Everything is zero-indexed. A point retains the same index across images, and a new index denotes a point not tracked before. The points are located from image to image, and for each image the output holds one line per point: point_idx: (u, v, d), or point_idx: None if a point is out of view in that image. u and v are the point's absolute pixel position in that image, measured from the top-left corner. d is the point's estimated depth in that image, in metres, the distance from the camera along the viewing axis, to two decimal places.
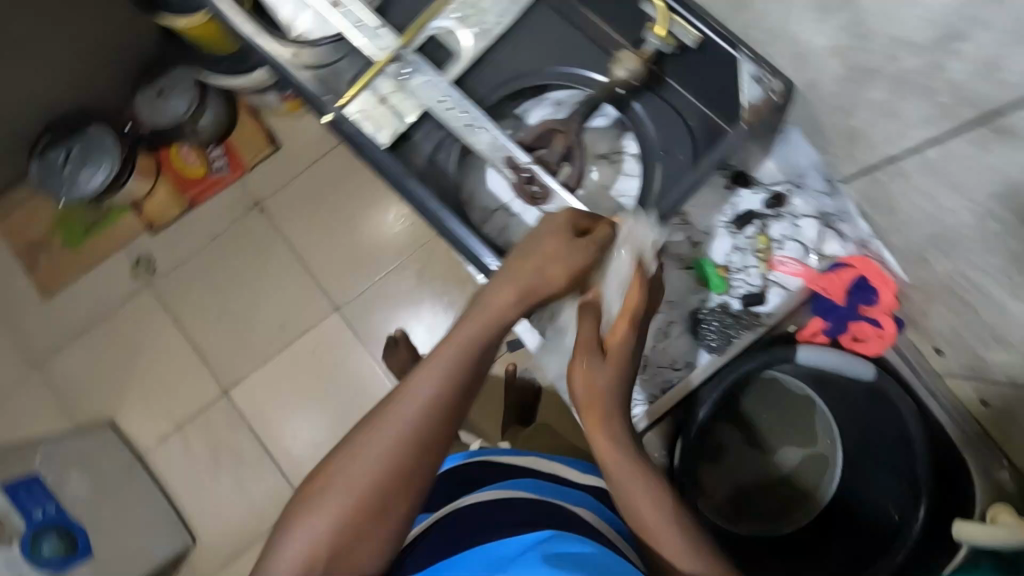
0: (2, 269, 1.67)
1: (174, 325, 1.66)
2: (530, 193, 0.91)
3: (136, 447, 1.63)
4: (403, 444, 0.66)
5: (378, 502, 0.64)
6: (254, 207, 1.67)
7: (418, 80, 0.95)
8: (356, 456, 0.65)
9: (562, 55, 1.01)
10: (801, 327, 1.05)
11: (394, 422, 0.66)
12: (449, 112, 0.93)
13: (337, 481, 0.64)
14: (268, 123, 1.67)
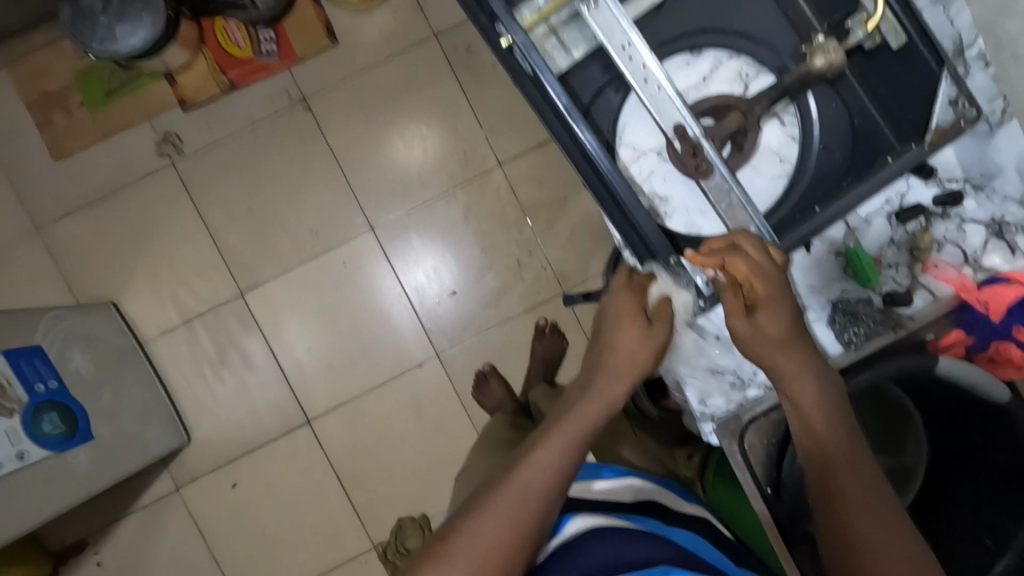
0: (9, 115, 1.51)
1: (195, 212, 1.55)
2: (692, 165, 0.80)
3: (138, 332, 1.55)
4: (552, 486, 0.70)
5: (503, 564, 0.64)
6: (299, 103, 1.54)
7: (604, 19, 0.78)
8: (509, 488, 0.68)
9: (737, 17, 0.86)
10: (939, 336, 0.80)
11: (520, 482, 0.69)
12: (630, 61, 0.79)
13: (470, 536, 0.65)
14: (329, 14, 1.52)
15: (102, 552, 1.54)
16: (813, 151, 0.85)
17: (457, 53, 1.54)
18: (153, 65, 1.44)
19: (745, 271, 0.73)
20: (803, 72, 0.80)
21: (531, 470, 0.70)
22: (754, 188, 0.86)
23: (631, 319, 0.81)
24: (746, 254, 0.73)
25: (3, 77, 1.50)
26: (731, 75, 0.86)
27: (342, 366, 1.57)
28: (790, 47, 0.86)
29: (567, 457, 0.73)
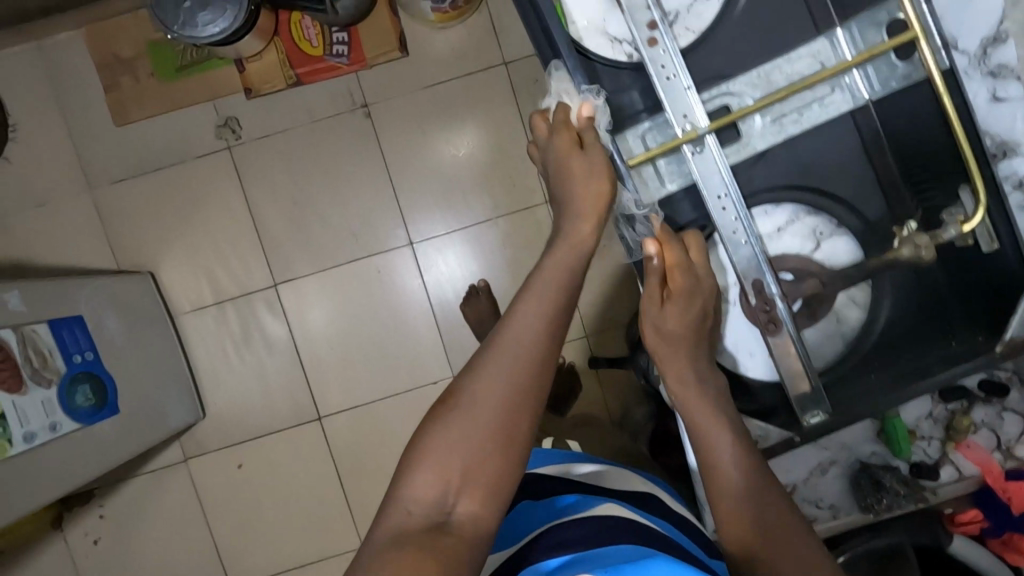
0: (76, 73, 1.52)
1: (242, 196, 1.56)
2: (761, 321, 0.81)
3: (170, 304, 1.57)
4: (512, 376, 0.70)
5: (477, 462, 0.67)
6: (360, 107, 1.55)
7: (706, 166, 0.81)
8: (464, 409, 0.69)
9: (830, 178, 0.84)
10: (958, 511, 0.96)
11: (468, 402, 0.69)
12: (722, 210, 0.81)
13: (446, 425, 0.68)
14: (403, 25, 1.52)
15: (106, 507, 1.60)
16: (878, 320, 0.86)
17: (523, 83, 1.54)
18: (226, 50, 1.44)
19: (672, 261, 0.80)
20: (888, 258, 0.80)
21: (497, 366, 0.71)
22: (816, 344, 0.87)
23: (570, 147, 0.82)
24: (680, 248, 0.81)
25: (75, 34, 1.50)
26: (804, 232, 0.85)
27: (361, 371, 1.59)
28: (879, 217, 0.84)
29: (515, 373, 0.71)
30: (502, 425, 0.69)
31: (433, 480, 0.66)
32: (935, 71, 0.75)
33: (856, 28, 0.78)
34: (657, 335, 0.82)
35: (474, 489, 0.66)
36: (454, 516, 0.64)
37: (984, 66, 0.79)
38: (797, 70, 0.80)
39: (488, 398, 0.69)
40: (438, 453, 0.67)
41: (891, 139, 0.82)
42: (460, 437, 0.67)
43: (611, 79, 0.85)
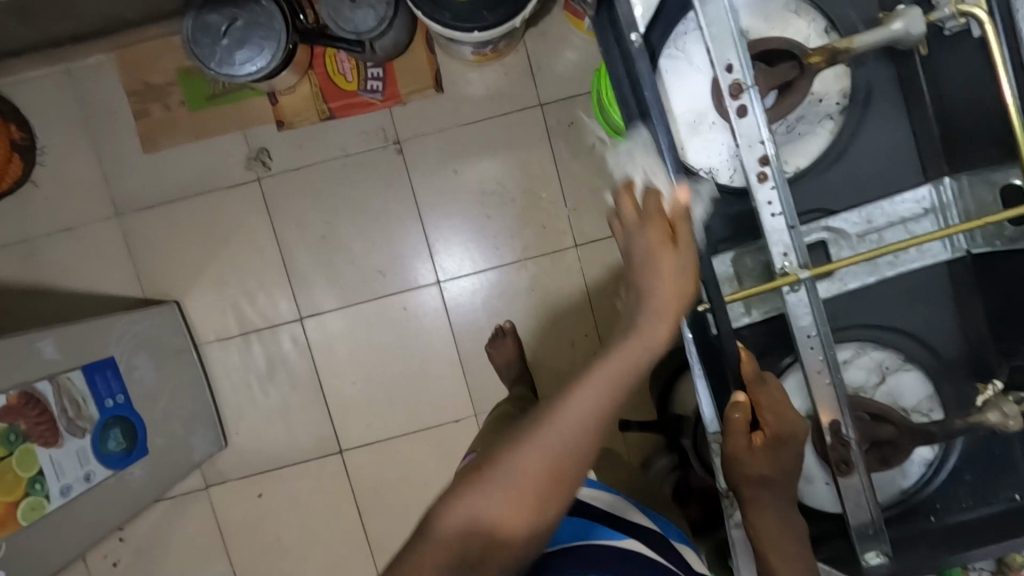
0: (107, 98, 1.51)
1: (270, 229, 1.56)
2: (834, 460, 0.75)
3: (195, 333, 1.57)
4: (566, 457, 0.59)
5: (512, 526, 0.58)
6: (392, 144, 1.54)
7: (802, 309, 0.74)
8: (521, 448, 0.59)
9: (913, 317, 0.81)
10: None
11: (521, 460, 0.59)
12: (811, 352, 0.75)
13: (494, 477, 0.59)
14: (440, 63, 1.51)
15: (126, 531, 1.61)
16: (943, 468, 0.81)
17: (558, 126, 1.52)
18: (261, 84, 1.43)
19: (763, 400, 0.74)
20: (975, 421, 0.72)
21: (587, 404, 0.61)
22: (874, 477, 0.82)
23: (661, 245, 0.71)
24: (769, 386, 0.75)
25: (108, 59, 1.49)
26: (869, 364, 0.81)
27: (383, 407, 1.59)
28: (959, 367, 0.81)
29: (582, 428, 0.61)
30: (545, 494, 0.59)
31: (464, 521, 0.58)
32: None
33: (967, 180, 0.74)
34: (742, 479, 0.74)
35: (506, 541, 0.58)
36: (492, 526, 0.58)
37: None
38: (897, 212, 0.77)
39: (541, 462, 0.59)
40: (483, 491, 0.58)
41: (984, 293, 0.77)
42: (509, 487, 0.58)
43: (707, 203, 0.84)
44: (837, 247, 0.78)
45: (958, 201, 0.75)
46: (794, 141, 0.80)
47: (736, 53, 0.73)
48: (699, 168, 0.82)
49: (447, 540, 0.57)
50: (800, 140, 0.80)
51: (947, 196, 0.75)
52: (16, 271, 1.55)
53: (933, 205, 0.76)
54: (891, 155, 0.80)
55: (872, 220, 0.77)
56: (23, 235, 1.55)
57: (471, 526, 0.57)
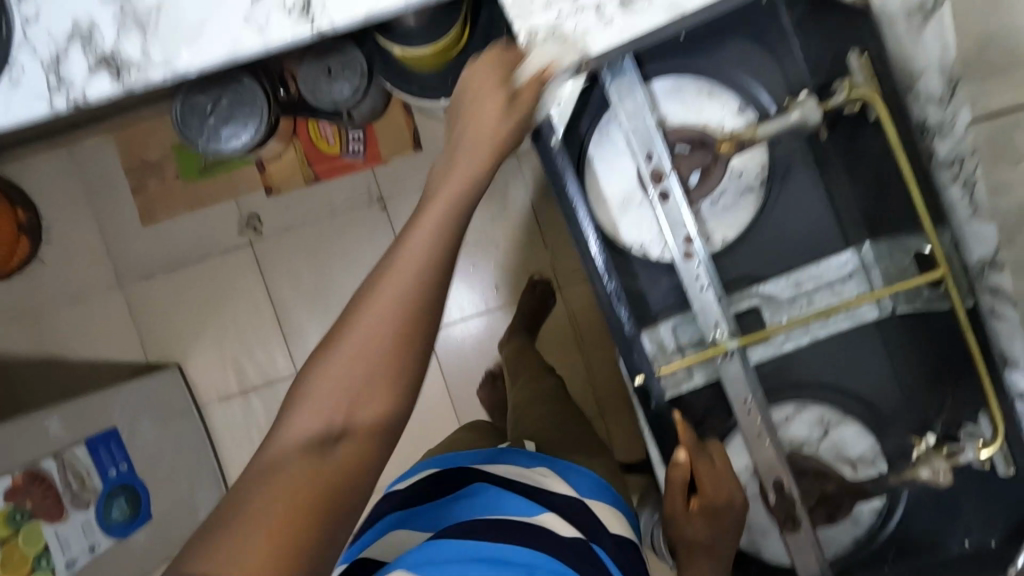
0: (106, 176, 1.59)
1: (264, 289, 1.62)
2: (779, 518, 0.73)
3: (197, 393, 1.63)
4: (398, 311, 0.56)
5: (355, 386, 0.55)
6: (377, 202, 1.59)
7: (736, 377, 0.73)
8: (365, 306, 0.56)
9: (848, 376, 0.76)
10: None
11: (357, 320, 0.56)
12: (748, 416, 0.72)
13: (341, 348, 0.55)
14: (418, 122, 1.55)
15: None
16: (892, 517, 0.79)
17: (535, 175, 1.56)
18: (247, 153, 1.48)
19: (701, 467, 0.75)
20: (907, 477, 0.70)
21: (390, 292, 0.56)
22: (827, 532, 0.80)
23: (489, 84, 0.67)
24: (708, 452, 0.77)
25: (106, 140, 1.58)
26: (810, 419, 0.77)
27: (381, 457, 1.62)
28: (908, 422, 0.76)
29: (429, 263, 0.58)
30: (387, 360, 0.55)
31: (319, 407, 0.54)
32: (959, 309, 0.67)
33: (885, 244, 0.73)
34: (679, 534, 0.80)
35: (371, 398, 0.55)
36: (342, 437, 0.54)
37: (997, 297, 0.68)
38: (826, 274, 0.74)
39: (377, 315, 0.56)
40: (329, 373, 0.55)
41: (913, 346, 0.74)
42: (352, 359, 0.55)
43: (646, 276, 0.79)
44: (773, 313, 0.74)
45: (878, 263, 0.73)
46: (718, 213, 0.75)
47: (652, 141, 0.69)
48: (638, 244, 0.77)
49: (287, 459, 0.52)
50: (729, 207, 0.74)
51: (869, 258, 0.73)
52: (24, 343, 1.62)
53: (858, 269, 0.74)
54: (817, 215, 0.75)
55: (796, 290, 0.74)
56: (31, 305, 1.62)
57: (324, 427, 0.54)
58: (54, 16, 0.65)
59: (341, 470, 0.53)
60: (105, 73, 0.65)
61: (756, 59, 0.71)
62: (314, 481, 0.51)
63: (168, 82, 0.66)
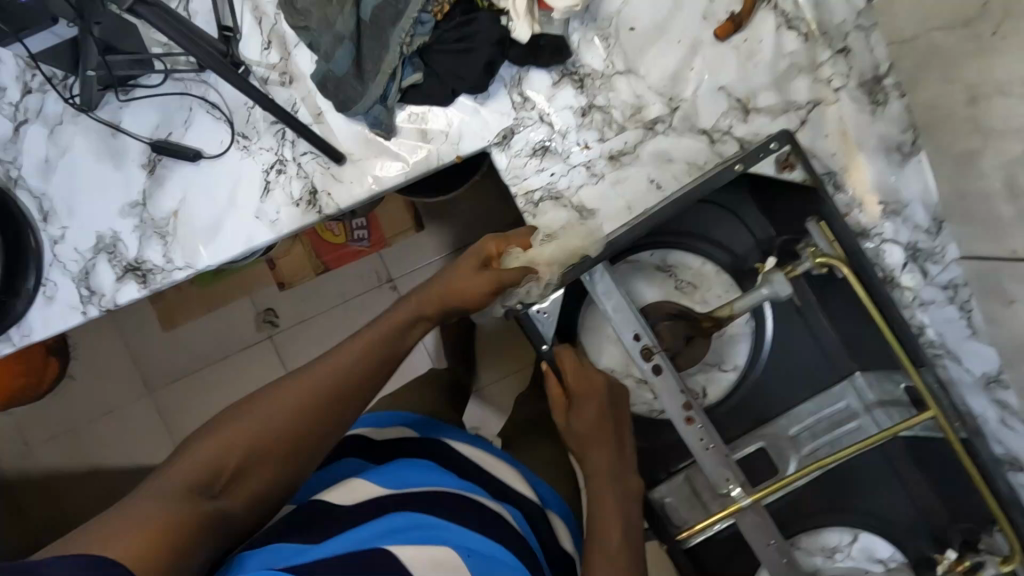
0: None
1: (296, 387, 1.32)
2: None
3: None
4: (336, 371, 0.53)
5: (271, 448, 0.49)
6: (388, 283, 1.37)
7: (761, 534, 0.62)
8: (330, 366, 0.53)
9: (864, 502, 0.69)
10: None
11: (308, 377, 0.52)
12: (769, 549, 0.62)
13: (284, 386, 0.51)
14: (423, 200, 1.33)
15: None
16: None
17: None
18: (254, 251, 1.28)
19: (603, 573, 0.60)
20: None
21: (375, 333, 0.56)
22: None
23: (472, 265, 0.60)
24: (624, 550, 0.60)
25: None
26: (836, 533, 0.69)
27: None
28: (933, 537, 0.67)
29: (394, 331, 0.57)
30: (323, 411, 0.51)
31: (218, 446, 0.48)
32: (953, 442, 0.60)
33: (874, 375, 0.66)
34: None
35: (269, 464, 0.50)
36: (218, 494, 0.48)
37: (1009, 417, 0.61)
38: (823, 409, 0.67)
39: (321, 379, 0.52)
40: (245, 418, 0.50)
41: (924, 472, 0.68)
42: (276, 404, 0.50)
43: (647, 432, 0.71)
44: (782, 458, 0.66)
45: (873, 391, 0.66)
46: (715, 364, 0.69)
47: (638, 320, 0.62)
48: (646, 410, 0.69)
49: (178, 478, 0.46)
50: (723, 345, 0.69)
51: (867, 392, 0.66)
52: (55, 473, 1.30)
53: (854, 409, 0.66)
54: (806, 350, 0.67)
55: (800, 431, 0.66)
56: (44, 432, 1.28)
57: (212, 475, 0.47)
58: (78, 234, 0.69)
59: (205, 519, 0.46)
60: (132, 281, 0.69)
61: (731, 222, 0.67)
62: (163, 517, 0.44)
63: (191, 279, 0.70)
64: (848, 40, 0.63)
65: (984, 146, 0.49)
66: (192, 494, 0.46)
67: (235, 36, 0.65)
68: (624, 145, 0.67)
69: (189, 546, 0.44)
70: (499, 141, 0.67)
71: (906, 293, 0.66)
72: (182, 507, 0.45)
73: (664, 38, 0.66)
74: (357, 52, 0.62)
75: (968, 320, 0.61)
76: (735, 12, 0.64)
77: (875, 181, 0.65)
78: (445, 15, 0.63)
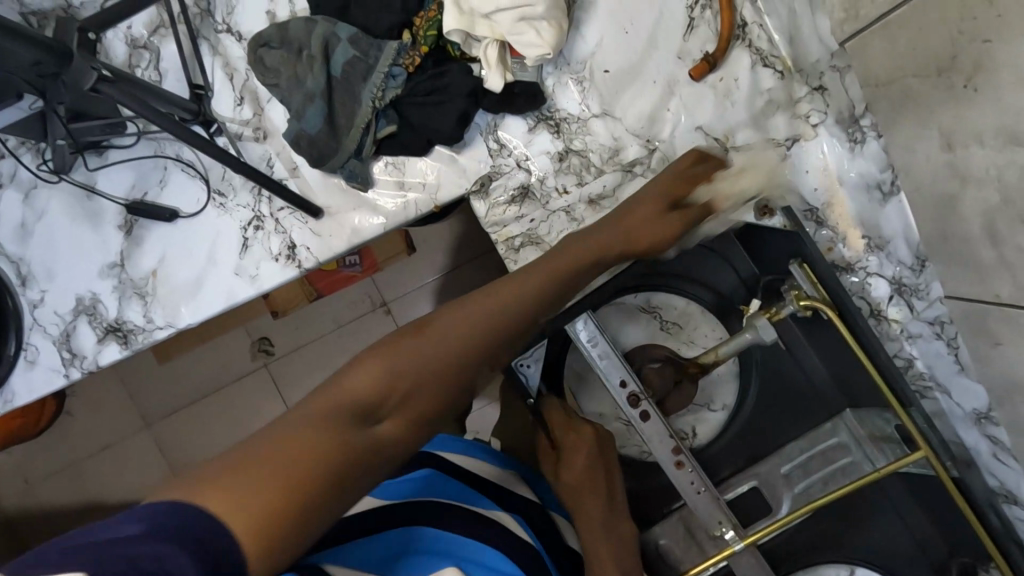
0: None
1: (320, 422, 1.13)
2: None
3: None
4: (502, 311, 0.48)
5: (436, 382, 0.43)
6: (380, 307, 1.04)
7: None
8: (465, 304, 0.48)
9: (855, 537, 0.66)
10: None
11: (455, 312, 0.46)
12: None
13: (435, 329, 0.45)
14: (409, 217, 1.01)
15: None
16: None
17: None
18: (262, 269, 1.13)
19: None
20: None
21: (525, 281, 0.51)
22: None
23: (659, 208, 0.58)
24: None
25: None
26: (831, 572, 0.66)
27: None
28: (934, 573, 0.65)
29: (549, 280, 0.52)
30: (464, 373, 0.45)
31: (376, 365, 0.41)
32: (945, 479, 0.59)
33: (863, 411, 0.63)
34: None
35: (418, 403, 0.41)
36: (376, 424, 0.39)
37: (1001, 452, 0.60)
38: (814, 444, 0.64)
39: (462, 321, 0.46)
40: (390, 361, 0.42)
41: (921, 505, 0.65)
42: (418, 360, 0.42)
43: (639, 474, 0.69)
44: (775, 497, 0.63)
45: (864, 426, 0.63)
46: (703, 403, 0.68)
47: (625, 365, 0.61)
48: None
49: (335, 400, 0.39)
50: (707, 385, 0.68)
51: (855, 426, 0.63)
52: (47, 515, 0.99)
53: (848, 444, 0.63)
54: (794, 384, 0.66)
55: (792, 468, 0.63)
56: (49, 464, 1.00)
57: (370, 395, 0.39)
58: (57, 296, 0.68)
59: (350, 454, 0.36)
60: (113, 341, 0.69)
61: (716, 261, 0.66)
62: (301, 438, 0.35)
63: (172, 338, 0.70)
64: (823, 79, 0.62)
65: (964, 192, 0.48)
66: (349, 420, 0.38)
67: (206, 94, 0.64)
68: (603, 188, 0.65)
69: (311, 520, 0.33)
70: (477, 189, 0.66)
71: (894, 326, 0.65)
72: (334, 432, 0.36)
73: (639, 79, 0.65)
74: (328, 109, 0.61)
75: (956, 354, 0.60)
76: (709, 52, 0.64)
77: (858, 215, 0.65)
78: (417, 67, 0.63)
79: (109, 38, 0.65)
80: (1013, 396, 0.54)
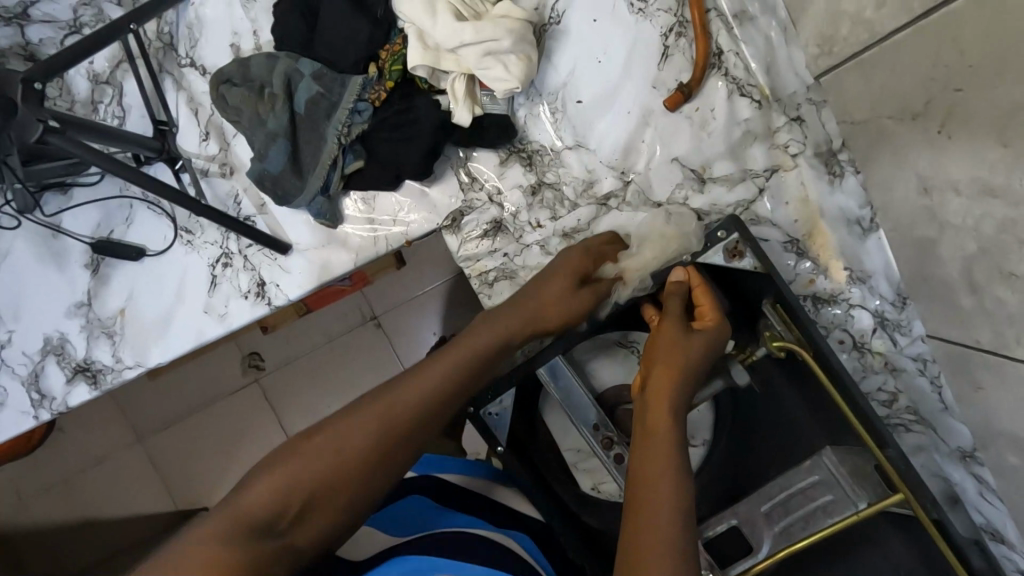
0: None
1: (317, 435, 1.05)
2: None
3: None
4: (430, 399, 0.47)
5: (344, 480, 0.42)
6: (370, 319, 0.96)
7: None
8: (391, 387, 0.46)
9: None
10: None
11: (378, 397, 0.46)
12: None
13: (356, 416, 0.44)
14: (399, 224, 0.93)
15: None
16: None
17: None
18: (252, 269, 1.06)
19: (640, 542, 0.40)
20: None
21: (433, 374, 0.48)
22: None
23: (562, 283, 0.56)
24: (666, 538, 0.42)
25: None
26: None
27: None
28: None
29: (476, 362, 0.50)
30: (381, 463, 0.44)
31: (289, 469, 0.41)
32: (926, 523, 0.55)
33: (842, 450, 0.60)
34: None
35: (331, 503, 0.41)
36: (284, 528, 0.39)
37: (988, 492, 0.59)
38: (794, 482, 0.60)
39: (393, 403, 0.45)
40: (314, 446, 0.42)
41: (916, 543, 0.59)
42: (329, 455, 0.42)
43: None
44: (756, 536, 0.60)
45: (844, 463, 0.59)
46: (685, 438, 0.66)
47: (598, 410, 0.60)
48: (591, 490, 0.62)
49: (243, 506, 0.39)
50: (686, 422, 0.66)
51: (835, 464, 0.59)
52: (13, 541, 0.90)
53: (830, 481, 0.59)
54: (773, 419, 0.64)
55: (772, 506, 0.60)
56: (39, 480, 0.91)
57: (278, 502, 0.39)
58: (24, 338, 0.67)
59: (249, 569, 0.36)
60: (83, 381, 0.67)
61: None
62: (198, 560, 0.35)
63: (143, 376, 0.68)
64: (801, 111, 0.60)
65: (941, 237, 0.47)
66: (251, 532, 0.38)
67: (170, 130, 0.62)
68: (577, 222, 0.64)
69: None
70: (449, 225, 0.65)
71: (876, 359, 0.63)
72: (234, 548, 0.36)
73: (612, 110, 0.64)
74: (292, 149, 0.60)
75: (940, 394, 0.58)
76: (685, 82, 0.62)
77: (840, 248, 0.62)
78: (383, 102, 0.61)
79: (71, 74, 0.64)
80: (998, 442, 0.52)
